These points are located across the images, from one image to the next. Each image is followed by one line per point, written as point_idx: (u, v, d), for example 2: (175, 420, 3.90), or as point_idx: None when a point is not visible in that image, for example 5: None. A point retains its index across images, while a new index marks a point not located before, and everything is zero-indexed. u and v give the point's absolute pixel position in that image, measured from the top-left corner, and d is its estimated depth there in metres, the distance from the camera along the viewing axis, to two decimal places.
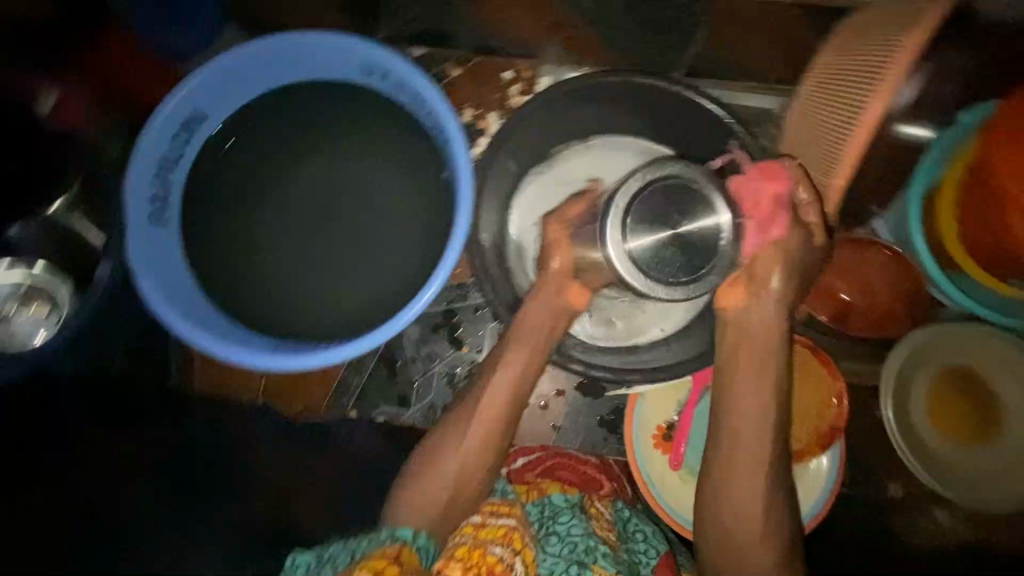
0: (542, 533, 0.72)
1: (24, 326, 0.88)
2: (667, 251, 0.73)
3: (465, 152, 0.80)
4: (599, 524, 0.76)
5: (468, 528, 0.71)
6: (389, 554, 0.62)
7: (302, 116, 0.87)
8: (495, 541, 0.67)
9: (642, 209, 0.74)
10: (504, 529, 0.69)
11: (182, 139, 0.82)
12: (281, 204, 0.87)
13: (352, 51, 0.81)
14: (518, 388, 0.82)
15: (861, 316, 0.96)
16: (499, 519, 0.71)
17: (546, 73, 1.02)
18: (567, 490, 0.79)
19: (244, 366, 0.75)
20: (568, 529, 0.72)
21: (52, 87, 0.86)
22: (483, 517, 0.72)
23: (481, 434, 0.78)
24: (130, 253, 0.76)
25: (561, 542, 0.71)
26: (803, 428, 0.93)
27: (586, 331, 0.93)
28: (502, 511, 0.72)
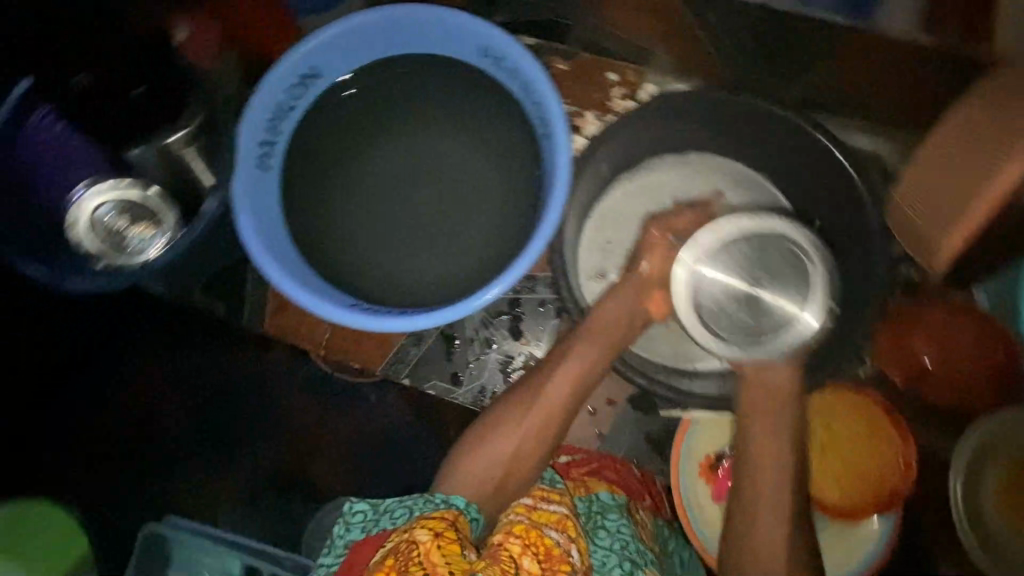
0: (591, 526, 0.71)
1: (137, 242, 0.89)
2: (734, 307, 0.86)
3: (567, 146, 0.82)
4: (645, 531, 0.75)
5: (521, 508, 0.67)
6: (445, 517, 0.62)
7: (410, 88, 0.92)
8: (550, 526, 0.64)
9: (730, 259, 0.85)
10: (557, 515, 0.66)
11: (298, 90, 0.88)
12: (375, 169, 0.91)
13: (475, 35, 0.86)
14: (585, 378, 0.80)
15: (941, 383, 0.90)
16: (551, 505, 0.68)
17: (653, 81, 1.02)
18: (614, 490, 0.78)
19: (324, 315, 0.80)
20: (617, 527, 0.71)
21: (186, 23, 0.88)
22: (534, 502, 0.68)
23: (542, 416, 0.76)
24: (236, 189, 0.83)
25: (611, 537, 0.69)
26: (861, 486, 0.88)
27: (646, 347, 0.93)
28: (554, 498, 0.69)
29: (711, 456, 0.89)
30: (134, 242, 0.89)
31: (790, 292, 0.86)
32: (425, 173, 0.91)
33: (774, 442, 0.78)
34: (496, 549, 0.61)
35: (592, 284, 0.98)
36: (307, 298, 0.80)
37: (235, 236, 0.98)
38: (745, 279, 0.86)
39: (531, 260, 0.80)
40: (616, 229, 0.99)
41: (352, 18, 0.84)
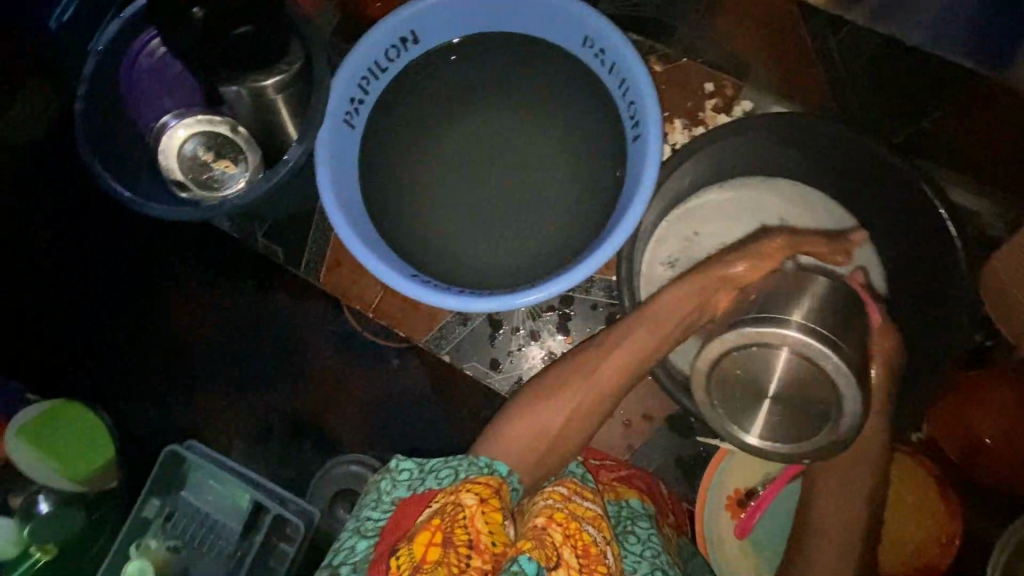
0: (621, 530, 0.67)
1: (218, 175, 0.94)
2: (743, 387, 0.72)
3: (658, 149, 0.79)
4: (672, 548, 0.72)
5: (556, 495, 0.60)
6: (492, 484, 0.57)
7: (504, 67, 0.91)
8: (588, 523, 0.58)
9: (803, 377, 0.68)
10: (593, 512, 0.60)
11: (394, 53, 0.88)
12: (456, 143, 0.91)
13: (582, 22, 0.84)
14: (634, 372, 0.75)
15: (999, 466, 0.86)
16: (586, 501, 0.61)
17: (749, 97, 0.97)
18: (643, 500, 0.74)
19: (384, 281, 0.80)
20: (648, 536, 0.67)
21: None
22: (569, 492, 0.61)
23: (586, 402, 0.72)
24: (320, 142, 0.83)
25: (641, 545, 0.66)
26: (892, 551, 0.84)
27: (684, 358, 0.92)
28: (587, 494, 0.62)
29: (740, 491, 0.87)
30: (212, 176, 0.94)
31: (779, 438, 0.73)
32: (504, 155, 0.90)
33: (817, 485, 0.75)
34: (537, 532, 0.55)
35: (660, 270, 0.97)
36: (368, 258, 0.80)
37: (306, 186, 0.99)
38: (785, 395, 0.70)
39: (599, 262, 0.78)
40: (696, 233, 0.97)
41: None
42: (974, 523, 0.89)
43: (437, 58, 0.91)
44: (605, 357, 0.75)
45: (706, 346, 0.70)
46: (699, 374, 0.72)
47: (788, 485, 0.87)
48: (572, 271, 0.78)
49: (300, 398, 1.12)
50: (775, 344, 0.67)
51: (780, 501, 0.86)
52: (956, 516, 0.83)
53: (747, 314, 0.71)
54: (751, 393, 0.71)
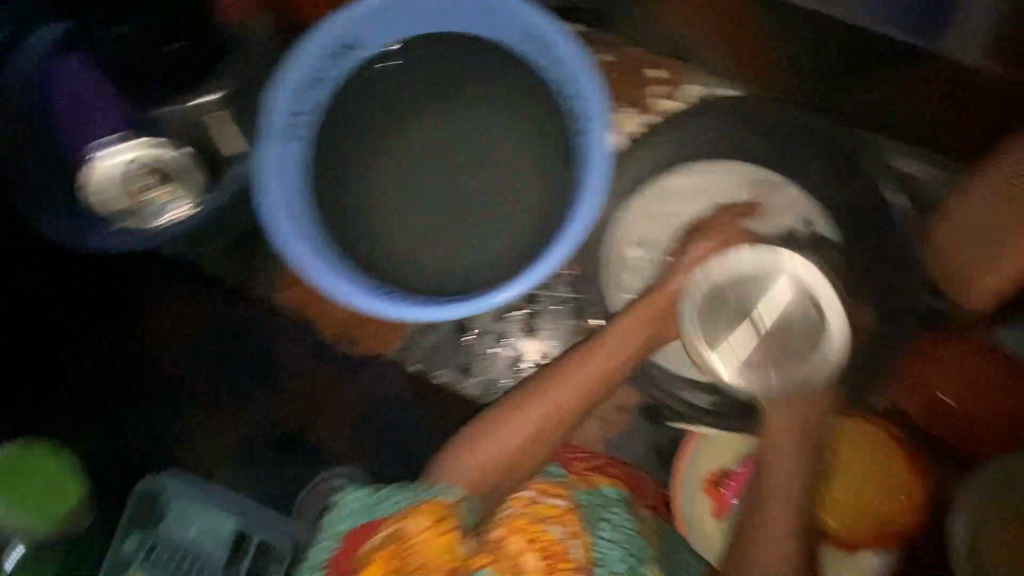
0: (594, 518, 0.70)
1: (163, 202, 0.88)
2: (745, 306, 0.83)
3: (604, 143, 0.82)
4: (647, 531, 0.73)
5: (520, 501, 0.71)
6: (443, 508, 0.67)
7: (448, 67, 0.89)
8: (550, 521, 0.69)
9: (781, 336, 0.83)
10: (557, 509, 0.70)
11: (333, 60, 0.86)
12: (402, 147, 0.88)
13: (524, 21, 0.84)
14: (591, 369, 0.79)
15: (960, 425, 0.88)
16: (552, 499, 0.71)
17: (697, 82, 0.97)
18: (616, 486, 0.76)
19: (344, 300, 0.81)
20: (622, 520, 0.70)
21: None
22: (536, 494, 0.71)
23: (546, 407, 0.76)
24: (265, 162, 0.82)
25: (615, 530, 0.69)
26: (862, 523, 0.87)
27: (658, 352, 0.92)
28: (553, 492, 0.72)
29: (715, 472, 0.88)
30: (155, 203, 0.88)
31: (725, 363, 0.83)
32: (454, 156, 0.88)
33: (777, 463, 0.77)
34: (496, 542, 0.66)
35: (631, 250, 0.95)
36: (327, 278, 0.80)
37: None
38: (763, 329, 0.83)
39: (553, 266, 0.80)
40: (669, 214, 0.95)
41: None
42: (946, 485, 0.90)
43: (377, 64, 0.89)
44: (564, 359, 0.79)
45: (735, 251, 0.83)
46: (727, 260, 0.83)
47: None
48: (528, 276, 0.79)
49: (285, 409, 0.98)
50: (795, 279, 0.82)
51: None
52: (920, 481, 0.87)
53: (789, 258, 0.83)
54: (742, 316, 0.84)
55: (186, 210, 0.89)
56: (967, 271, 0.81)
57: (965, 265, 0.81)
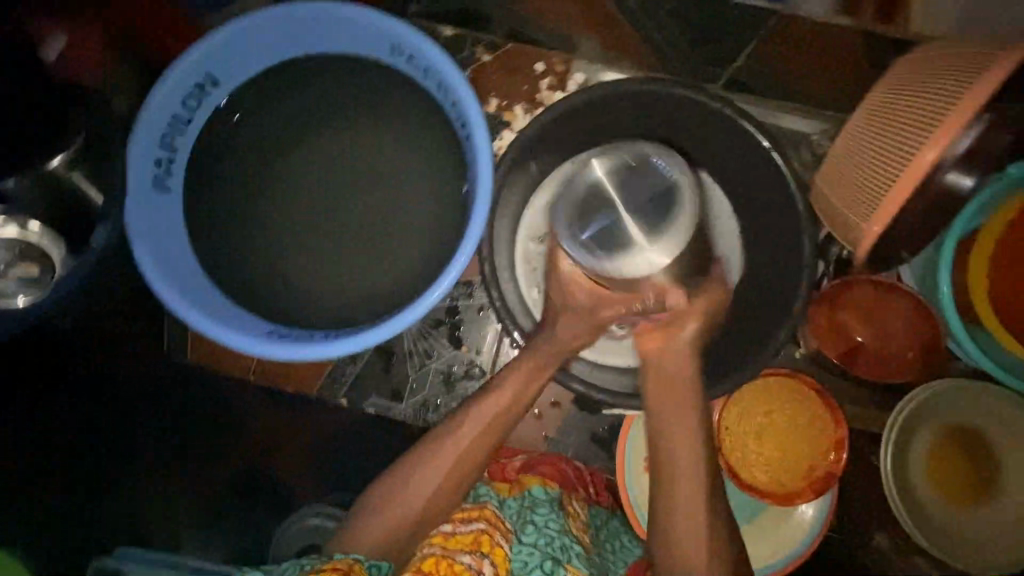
0: (520, 524, 0.74)
1: (10, 287, 0.79)
2: (650, 197, 0.82)
3: (487, 143, 0.78)
4: (575, 524, 0.78)
5: (437, 538, 0.71)
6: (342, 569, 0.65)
7: (319, 91, 0.86)
8: (464, 551, 0.69)
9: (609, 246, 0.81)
10: (473, 535, 0.70)
11: (192, 103, 0.82)
12: (288, 181, 0.86)
13: (381, 31, 0.80)
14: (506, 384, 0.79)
15: (873, 361, 0.92)
16: (468, 525, 0.71)
17: (581, 69, 0.97)
18: (546, 484, 0.80)
19: (240, 351, 0.76)
20: (546, 522, 0.73)
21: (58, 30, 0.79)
22: (453, 526, 0.72)
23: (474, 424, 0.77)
24: (130, 221, 0.77)
25: (538, 532, 0.72)
26: (791, 473, 0.88)
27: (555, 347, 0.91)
28: (472, 516, 0.73)
29: None
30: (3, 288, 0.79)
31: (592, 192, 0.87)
32: (344, 182, 0.86)
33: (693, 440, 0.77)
34: None
35: (531, 245, 0.94)
36: (219, 333, 0.76)
37: None
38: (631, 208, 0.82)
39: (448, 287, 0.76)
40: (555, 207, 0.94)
41: (242, 17, 0.78)
42: (869, 420, 0.95)
43: (244, 100, 0.86)
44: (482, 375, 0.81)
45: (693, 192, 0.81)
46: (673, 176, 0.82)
47: None
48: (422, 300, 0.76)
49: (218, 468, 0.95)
50: (682, 240, 0.80)
51: None
52: (843, 422, 0.87)
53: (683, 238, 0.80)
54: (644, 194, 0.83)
55: (30, 297, 0.78)
56: (877, 199, 0.70)
57: (894, 184, 0.68)
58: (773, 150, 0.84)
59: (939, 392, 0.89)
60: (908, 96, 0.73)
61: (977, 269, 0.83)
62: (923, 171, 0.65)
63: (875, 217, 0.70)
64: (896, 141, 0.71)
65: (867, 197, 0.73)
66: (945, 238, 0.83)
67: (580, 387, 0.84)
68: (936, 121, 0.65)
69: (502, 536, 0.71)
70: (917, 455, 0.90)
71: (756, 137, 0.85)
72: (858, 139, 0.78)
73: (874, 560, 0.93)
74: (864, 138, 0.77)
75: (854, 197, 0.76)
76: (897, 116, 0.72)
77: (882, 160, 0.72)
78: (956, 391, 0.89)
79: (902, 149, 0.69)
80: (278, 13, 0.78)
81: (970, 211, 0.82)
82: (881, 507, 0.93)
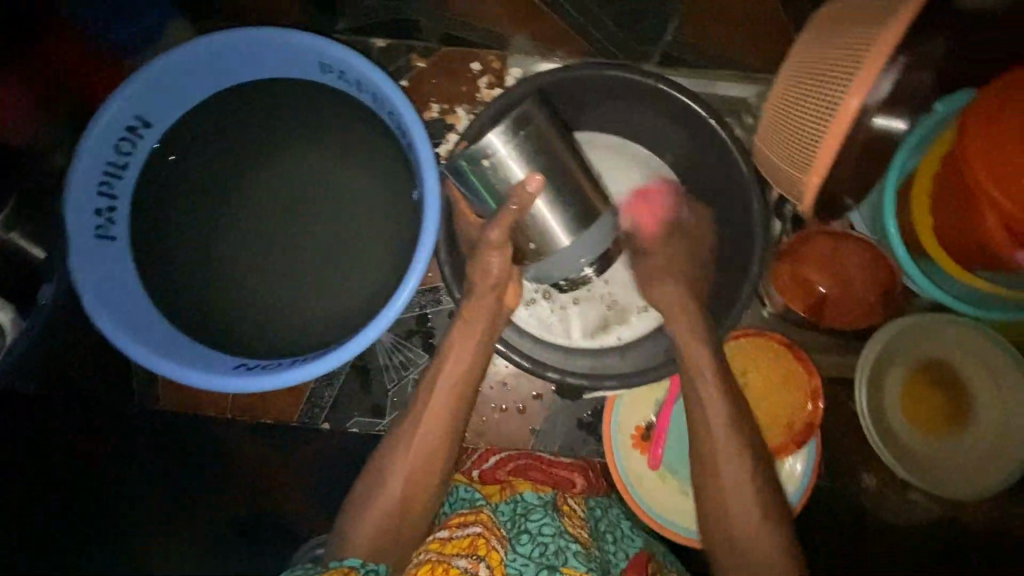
0: (514, 532, 0.73)
1: None
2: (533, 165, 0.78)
3: (428, 149, 0.78)
4: (573, 522, 0.77)
5: (434, 544, 0.70)
6: None
7: (258, 121, 0.86)
8: (460, 554, 0.67)
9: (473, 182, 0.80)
10: (470, 538, 0.69)
11: (127, 146, 0.81)
12: (238, 215, 0.86)
13: (310, 51, 0.79)
14: (471, 378, 0.82)
15: (836, 308, 0.95)
16: (465, 529, 0.71)
17: (516, 64, 0.99)
18: (539, 489, 0.80)
19: (203, 388, 0.75)
20: (539, 528, 0.73)
21: None
22: (449, 531, 0.72)
23: (444, 422, 0.79)
24: (76, 271, 0.75)
25: (532, 543, 0.71)
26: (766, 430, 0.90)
27: (520, 339, 0.92)
28: (469, 520, 0.72)
29: (640, 427, 0.92)
30: None
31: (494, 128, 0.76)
32: (297, 206, 0.87)
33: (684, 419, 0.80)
34: None
35: None
36: (180, 373, 0.75)
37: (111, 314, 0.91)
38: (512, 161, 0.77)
39: (403, 301, 0.76)
40: None
41: (163, 54, 0.77)
42: (841, 367, 0.97)
43: (181, 137, 0.85)
44: (444, 376, 0.81)
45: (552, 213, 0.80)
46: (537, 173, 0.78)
47: (676, 405, 0.93)
48: (380, 318, 0.75)
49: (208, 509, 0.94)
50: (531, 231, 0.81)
51: (676, 422, 0.93)
52: (813, 371, 0.89)
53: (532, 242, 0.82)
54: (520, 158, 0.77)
55: None
56: (811, 151, 0.73)
57: (825, 134, 0.70)
58: (710, 117, 0.84)
59: (906, 326, 0.91)
60: (820, 48, 0.75)
61: (921, 207, 0.85)
62: (850, 120, 0.68)
63: (809, 171, 0.73)
64: (822, 92, 0.72)
65: (801, 149, 0.75)
66: (886, 182, 0.86)
67: (554, 374, 0.83)
68: (852, 69, 0.68)
69: (497, 540, 0.70)
70: (891, 394, 0.93)
71: (688, 104, 0.85)
72: (788, 92, 0.80)
73: (866, 500, 0.95)
74: (787, 94, 0.80)
75: (789, 151, 0.78)
76: (824, 66, 0.73)
77: (810, 112, 0.74)
78: (918, 327, 0.91)
79: (825, 99, 0.71)
80: (200, 44, 0.77)
81: (903, 152, 0.83)
82: (863, 449, 0.96)
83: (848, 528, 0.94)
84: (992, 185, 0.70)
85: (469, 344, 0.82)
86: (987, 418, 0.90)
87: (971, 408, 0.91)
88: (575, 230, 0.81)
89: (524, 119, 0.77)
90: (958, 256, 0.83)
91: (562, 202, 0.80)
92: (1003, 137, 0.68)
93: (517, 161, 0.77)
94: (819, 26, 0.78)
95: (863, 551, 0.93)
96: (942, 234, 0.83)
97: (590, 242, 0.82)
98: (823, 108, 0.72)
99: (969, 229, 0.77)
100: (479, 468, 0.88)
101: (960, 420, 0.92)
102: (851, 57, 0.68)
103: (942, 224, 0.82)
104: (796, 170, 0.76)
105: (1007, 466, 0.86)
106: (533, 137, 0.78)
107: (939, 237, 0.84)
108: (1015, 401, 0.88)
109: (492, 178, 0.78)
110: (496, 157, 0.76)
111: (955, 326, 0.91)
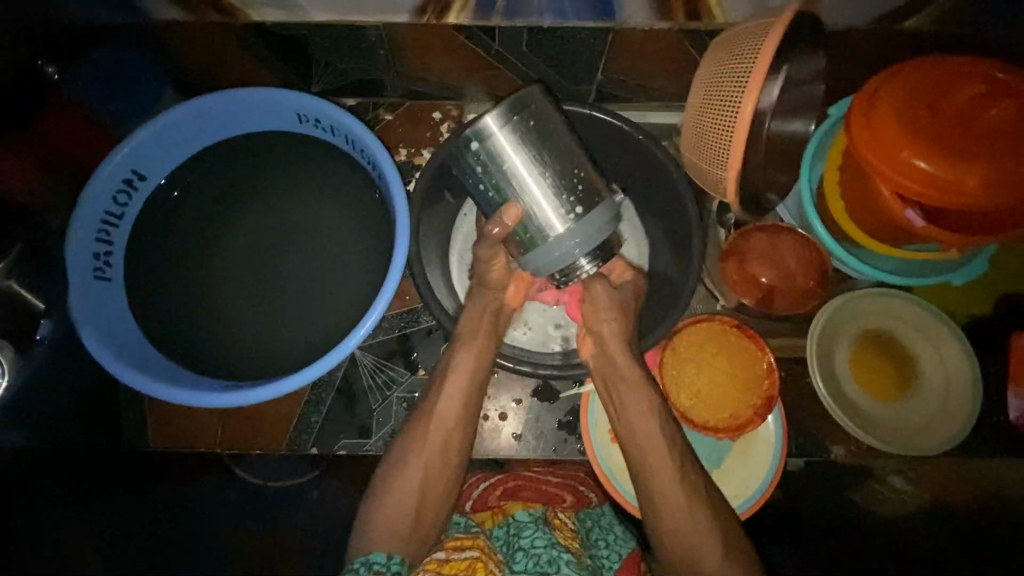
0: (509, 553, 0.80)
1: None
2: (537, 154, 0.79)
3: (396, 177, 0.88)
4: (564, 533, 0.83)
5: (433, 564, 0.75)
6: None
7: (242, 169, 0.96)
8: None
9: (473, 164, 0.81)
10: (467, 561, 0.75)
11: (123, 197, 0.91)
12: (227, 254, 0.95)
13: (289, 105, 0.91)
14: (472, 395, 0.86)
15: (783, 295, 1.01)
16: (462, 553, 0.77)
17: (473, 111, 1.14)
18: (530, 507, 0.86)
19: (198, 407, 0.81)
20: (532, 543, 0.79)
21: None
22: (446, 554, 0.77)
23: (447, 428, 0.83)
24: (77, 308, 0.84)
25: (526, 555, 0.78)
26: (728, 410, 0.97)
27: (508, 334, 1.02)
28: (465, 545, 0.78)
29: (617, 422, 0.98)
30: None
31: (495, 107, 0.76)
32: (285, 243, 0.95)
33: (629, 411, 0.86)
34: None
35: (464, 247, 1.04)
36: (178, 396, 0.81)
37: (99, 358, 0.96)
38: (510, 142, 0.78)
39: (367, 330, 0.82)
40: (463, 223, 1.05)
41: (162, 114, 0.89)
42: (792, 347, 1.05)
43: (172, 186, 0.96)
44: (451, 391, 0.85)
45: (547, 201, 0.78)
46: (538, 164, 0.79)
47: None
48: (345, 343, 0.81)
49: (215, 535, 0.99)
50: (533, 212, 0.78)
51: None
52: (764, 347, 0.96)
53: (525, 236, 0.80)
54: (521, 137, 0.78)
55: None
56: (726, 150, 0.84)
57: (735, 134, 0.81)
58: (625, 125, 0.96)
59: (846, 305, 1.00)
60: (715, 68, 0.88)
61: (834, 196, 0.96)
62: (751, 119, 0.80)
63: (727, 167, 0.85)
64: (724, 102, 0.85)
65: (716, 151, 0.87)
66: (800, 181, 0.98)
67: (526, 367, 0.90)
68: (744, 83, 0.81)
69: (494, 564, 0.76)
70: (844, 370, 1.01)
71: (608, 121, 0.97)
72: (698, 105, 0.92)
73: (831, 468, 1.04)
74: (699, 105, 0.91)
75: (708, 153, 0.89)
76: (721, 78, 0.86)
77: (718, 119, 0.86)
78: (856, 300, 1.01)
79: (729, 107, 0.84)
80: (191, 106, 0.89)
81: (808, 153, 0.97)
82: (829, 425, 1.02)
83: (811, 499, 1.07)
84: (883, 163, 0.80)
85: (471, 348, 0.86)
86: (932, 379, 0.99)
87: (920, 373, 1.00)
88: (564, 221, 0.78)
89: (529, 105, 0.78)
90: (878, 235, 0.93)
91: (552, 198, 0.78)
92: (887, 129, 0.80)
93: (511, 142, 0.78)
94: (713, 49, 0.92)
95: (819, 513, 1.07)
96: (858, 218, 0.94)
97: (584, 230, 0.77)
98: (729, 115, 0.84)
99: (877, 206, 0.87)
100: (470, 498, 0.92)
101: (910, 385, 1.00)
102: (741, 70, 0.82)
103: (857, 210, 0.93)
104: (716, 169, 0.88)
105: (956, 421, 0.95)
106: (525, 122, 0.78)
107: (856, 222, 0.95)
108: (950, 359, 0.98)
109: (489, 162, 0.79)
110: (496, 143, 0.77)
111: (894, 301, 1.01)
